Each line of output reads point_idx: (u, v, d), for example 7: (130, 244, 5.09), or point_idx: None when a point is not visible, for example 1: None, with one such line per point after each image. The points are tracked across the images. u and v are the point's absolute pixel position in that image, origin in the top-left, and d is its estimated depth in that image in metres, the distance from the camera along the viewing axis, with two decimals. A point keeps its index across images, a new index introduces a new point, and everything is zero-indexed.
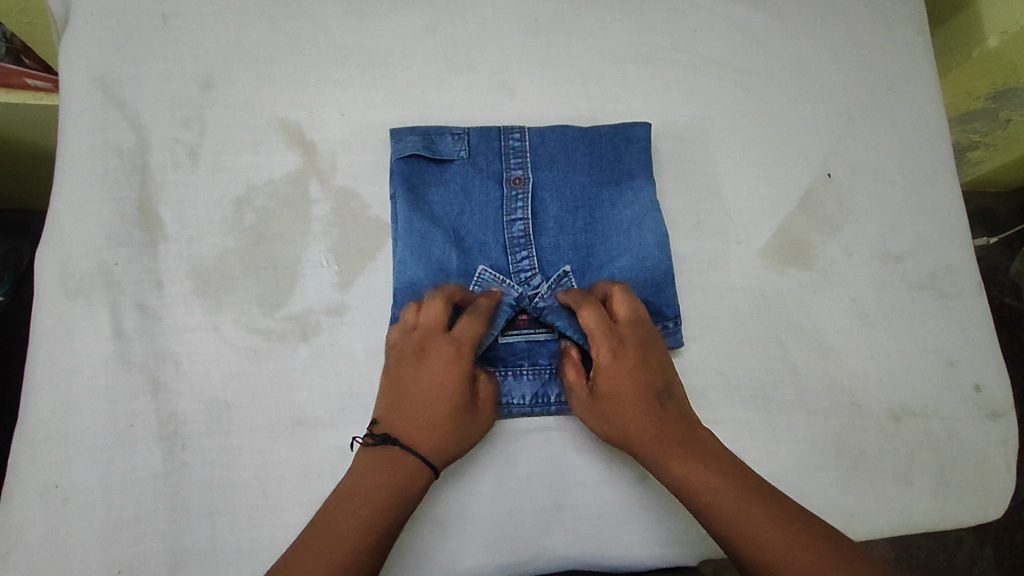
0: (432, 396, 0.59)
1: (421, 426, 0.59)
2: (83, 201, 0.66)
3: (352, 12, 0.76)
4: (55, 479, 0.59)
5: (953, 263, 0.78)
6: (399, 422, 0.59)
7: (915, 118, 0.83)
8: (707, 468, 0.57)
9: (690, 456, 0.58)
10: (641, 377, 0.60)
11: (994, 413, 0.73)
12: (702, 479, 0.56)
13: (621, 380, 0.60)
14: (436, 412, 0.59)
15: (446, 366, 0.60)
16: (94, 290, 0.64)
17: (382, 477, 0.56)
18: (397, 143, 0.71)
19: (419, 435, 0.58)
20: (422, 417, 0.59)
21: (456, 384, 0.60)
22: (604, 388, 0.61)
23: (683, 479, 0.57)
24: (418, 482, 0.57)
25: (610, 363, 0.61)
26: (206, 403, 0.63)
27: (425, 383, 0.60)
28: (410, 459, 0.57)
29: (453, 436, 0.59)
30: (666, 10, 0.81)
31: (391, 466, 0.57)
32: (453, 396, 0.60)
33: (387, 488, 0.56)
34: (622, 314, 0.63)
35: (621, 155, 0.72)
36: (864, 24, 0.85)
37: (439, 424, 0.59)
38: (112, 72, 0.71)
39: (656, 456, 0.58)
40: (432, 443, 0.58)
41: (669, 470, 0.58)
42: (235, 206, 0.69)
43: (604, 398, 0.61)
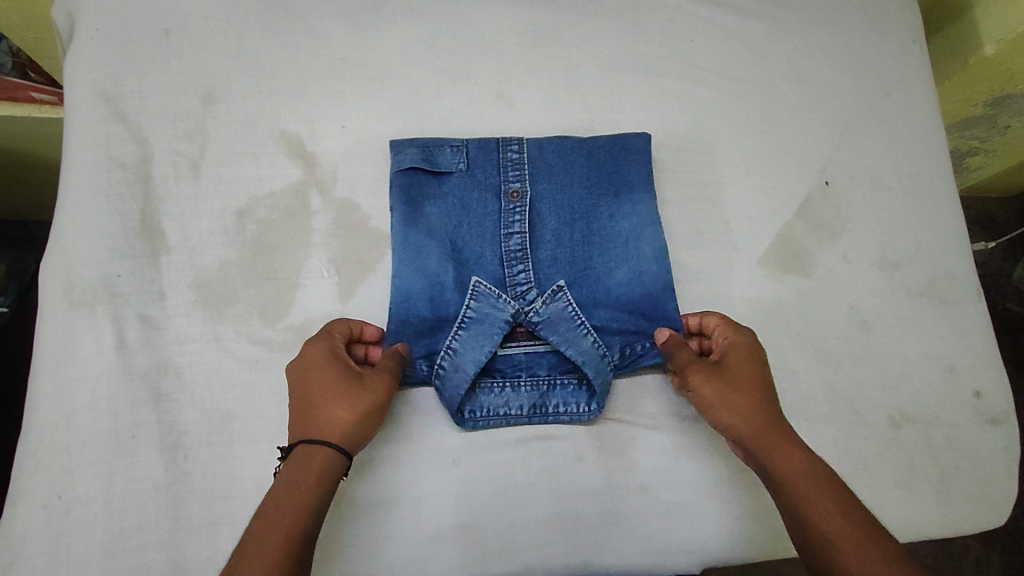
0: (304, 395, 0.59)
1: (314, 419, 0.57)
2: (86, 213, 0.67)
3: (352, 25, 0.77)
4: (57, 490, 0.59)
5: (951, 270, 0.78)
6: (295, 429, 0.57)
7: (911, 125, 0.83)
8: (813, 468, 0.57)
9: (797, 452, 0.58)
10: (765, 368, 0.63)
11: (995, 420, 0.73)
12: (803, 476, 0.56)
13: (746, 360, 0.63)
14: (313, 403, 0.58)
15: (312, 359, 0.60)
16: (97, 302, 0.64)
17: (290, 479, 0.54)
18: (397, 155, 0.71)
19: (315, 427, 0.57)
20: (311, 413, 0.57)
21: (317, 373, 0.59)
22: (731, 362, 0.63)
23: (789, 470, 0.57)
24: (326, 468, 0.55)
25: (740, 346, 0.64)
26: (208, 414, 0.64)
27: (296, 390, 0.59)
28: (311, 453, 0.55)
29: (336, 414, 0.57)
30: (662, 21, 0.82)
31: (292, 468, 0.54)
32: (322, 382, 0.58)
33: (301, 483, 0.54)
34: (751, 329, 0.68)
35: (620, 166, 0.73)
36: (860, 33, 0.86)
37: (328, 407, 0.57)
38: (115, 87, 0.72)
39: (765, 442, 0.59)
40: (328, 429, 0.56)
41: (773, 459, 0.58)
42: (236, 217, 0.70)
43: (732, 369, 0.62)
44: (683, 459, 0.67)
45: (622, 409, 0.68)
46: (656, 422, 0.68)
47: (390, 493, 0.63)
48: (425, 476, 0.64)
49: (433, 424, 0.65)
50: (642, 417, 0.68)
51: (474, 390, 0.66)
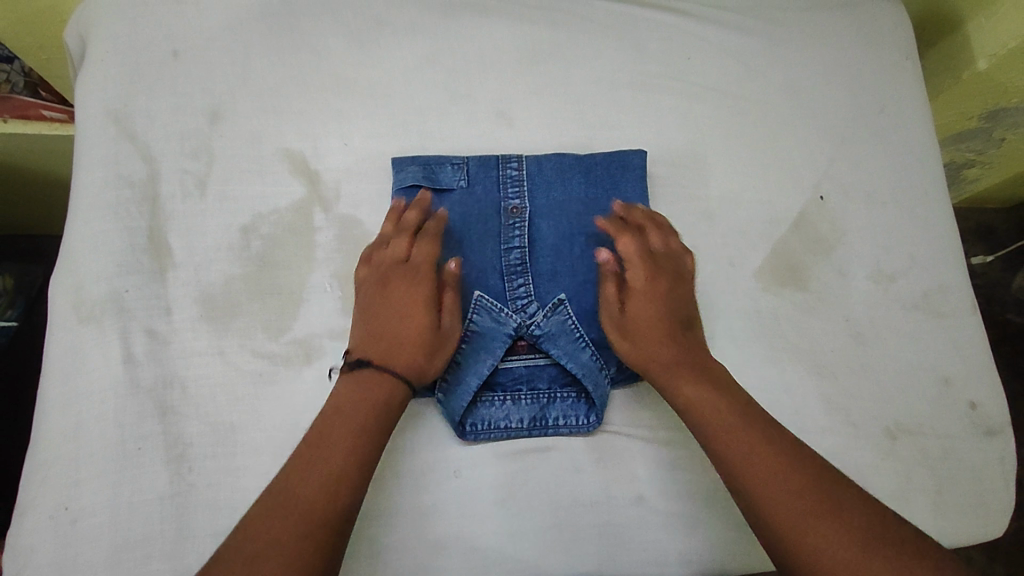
0: (401, 318, 0.63)
1: (395, 349, 0.62)
2: (96, 230, 0.69)
3: (355, 45, 0.79)
4: (64, 501, 0.60)
5: (945, 282, 0.79)
6: (372, 347, 0.62)
7: (905, 140, 0.84)
8: (714, 400, 0.60)
9: (701, 384, 0.61)
10: (670, 303, 0.66)
11: (990, 431, 0.73)
12: (716, 416, 0.59)
13: (655, 297, 0.66)
14: (407, 333, 0.63)
15: (410, 290, 0.65)
16: (105, 316, 0.66)
17: (357, 397, 0.59)
18: (399, 173, 0.73)
19: (393, 356, 0.62)
20: (394, 341, 0.62)
21: (421, 304, 0.64)
22: (631, 309, 0.66)
23: (696, 403, 0.61)
24: (393, 400, 0.60)
25: (646, 285, 0.66)
26: (213, 426, 0.65)
27: (394, 307, 0.64)
28: (382, 378, 0.60)
29: (423, 356, 0.62)
30: (658, 39, 0.84)
31: (363, 387, 0.60)
32: (421, 317, 0.63)
33: (361, 414, 0.58)
34: (659, 244, 0.69)
35: (617, 182, 0.74)
36: (854, 49, 0.87)
37: (411, 341, 0.62)
38: (124, 106, 0.74)
39: (669, 376, 0.63)
40: (405, 365, 0.61)
41: (680, 392, 0.62)
42: (241, 233, 0.72)
43: (636, 317, 0.65)
44: (680, 471, 0.68)
45: (620, 421, 0.69)
46: (653, 434, 0.69)
47: (392, 505, 0.64)
48: (425, 488, 0.64)
49: (434, 436, 0.66)
50: (640, 429, 0.69)
51: (475, 404, 0.67)
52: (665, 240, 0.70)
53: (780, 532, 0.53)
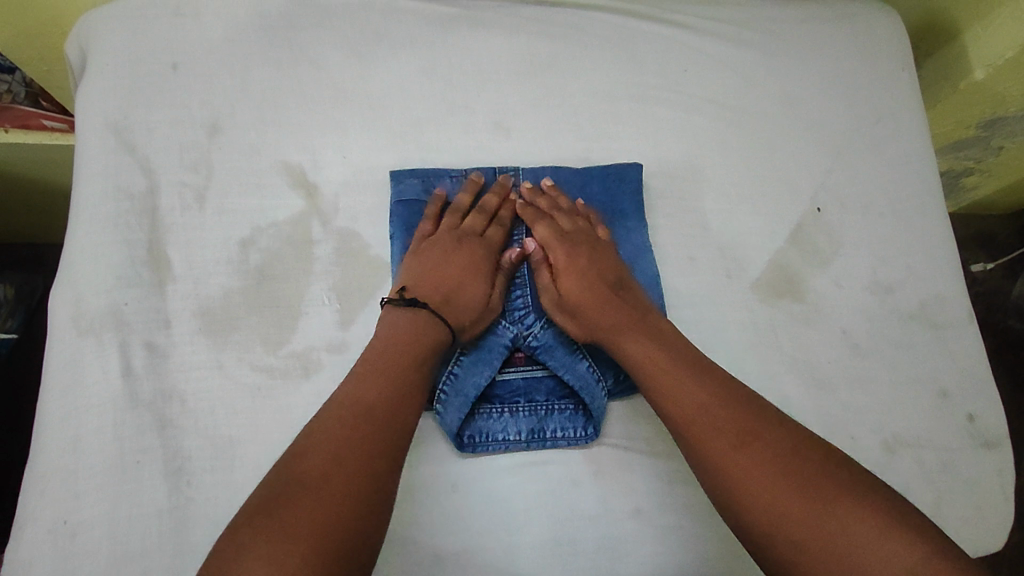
0: (460, 280, 0.68)
1: (455, 304, 0.66)
2: (96, 243, 0.69)
3: (353, 58, 0.79)
4: (63, 515, 0.61)
5: (943, 294, 0.79)
6: (431, 293, 0.66)
7: (901, 151, 0.85)
8: (654, 352, 0.64)
9: (642, 337, 0.65)
10: (594, 275, 0.69)
11: (988, 443, 0.73)
12: (654, 372, 0.63)
13: (578, 266, 0.69)
14: (463, 294, 0.67)
15: (479, 260, 0.70)
16: (105, 330, 0.66)
17: (414, 332, 0.63)
18: (398, 185, 0.74)
19: (450, 308, 0.66)
20: (454, 296, 0.67)
21: (482, 276, 0.69)
22: (563, 289, 0.69)
23: (636, 360, 0.64)
24: (441, 346, 0.64)
25: (565, 258, 0.70)
26: (211, 439, 0.65)
27: (457, 268, 0.68)
28: (439, 323, 0.64)
29: (467, 321, 0.67)
30: (655, 51, 0.84)
31: (421, 324, 0.64)
32: (477, 286, 0.68)
33: (412, 349, 0.62)
34: (568, 223, 0.72)
35: (614, 196, 0.76)
36: (851, 61, 0.88)
37: (468, 300, 0.67)
38: (124, 119, 0.75)
39: (609, 335, 0.66)
40: (459, 321, 0.66)
41: (622, 351, 0.66)
42: (240, 246, 0.72)
43: (570, 295, 0.68)
44: (678, 484, 0.68)
45: (618, 434, 0.69)
46: (651, 448, 0.69)
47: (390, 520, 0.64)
48: (423, 502, 0.64)
49: (432, 450, 0.66)
50: (638, 441, 0.69)
51: (473, 415, 0.67)
52: (572, 217, 0.72)
53: (758, 520, 0.53)
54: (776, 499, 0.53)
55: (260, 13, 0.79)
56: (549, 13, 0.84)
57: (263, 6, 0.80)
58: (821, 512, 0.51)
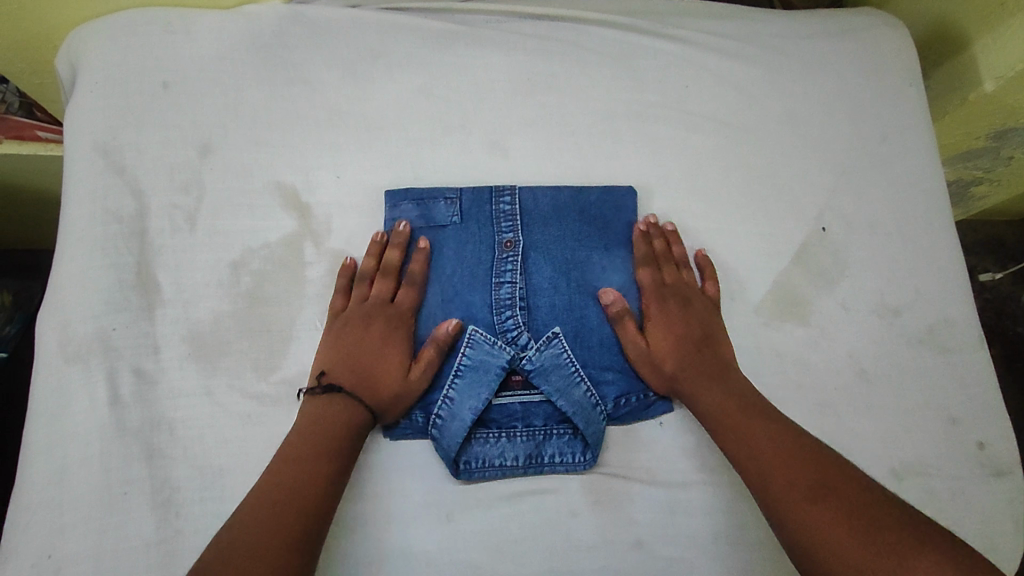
0: (376, 357, 0.66)
1: (369, 385, 0.64)
2: (84, 267, 0.68)
3: (348, 75, 0.78)
4: (47, 549, 0.59)
5: (952, 317, 0.77)
6: (346, 375, 0.65)
7: (909, 169, 0.82)
8: (734, 405, 0.63)
9: (719, 389, 0.65)
10: (685, 330, 0.69)
11: (1000, 472, 0.71)
12: (728, 417, 0.63)
13: (670, 318, 0.70)
14: (379, 373, 0.65)
15: (391, 335, 0.67)
16: (92, 357, 0.65)
17: (325, 420, 0.61)
18: (392, 209, 0.72)
19: (365, 389, 0.64)
20: (369, 377, 0.65)
21: (398, 349, 0.67)
22: (652, 337, 0.69)
23: (713, 411, 0.64)
24: (358, 429, 0.62)
25: (658, 309, 0.70)
26: (201, 469, 0.63)
27: (372, 346, 0.66)
28: (353, 407, 0.63)
29: (387, 397, 0.64)
30: (656, 67, 0.82)
31: (334, 410, 0.62)
32: (394, 361, 0.66)
33: (324, 439, 0.60)
34: (673, 277, 0.72)
35: (610, 221, 0.74)
36: (857, 76, 0.86)
37: (386, 377, 0.65)
38: (114, 139, 0.73)
39: (686, 386, 0.66)
40: (375, 401, 0.64)
41: (698, 402, 0.65)
42: (231, 269, 0.70)
43: (657, 344, 0.69)
44: (679, 515, 0.66)
45: (617, 463, 0.67)
46: (652, 477, 0.67)
47: (381, 552, 0.62)
48: (417, 534, 0.63)
49: (427, 479, 0.65)
50: (636, 470, 0.67)
51: (469, 440, 0.65)
52: (678, 272, 0.73)
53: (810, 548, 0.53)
54: (827, 540, 0.52)
55: (254, 31, 0.78)
56: (548, 29, 0.83)
57: (257, 24, 0.78)
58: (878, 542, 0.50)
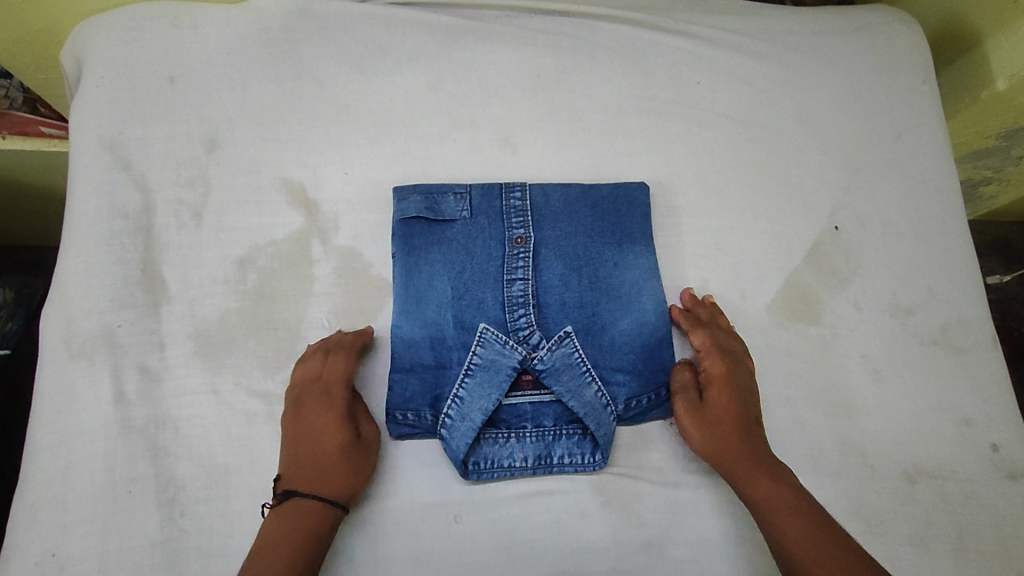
0: (320, 443, 0.61)
1: (321, 477, 0.60)
2: (90, 263, 0.67)
3: (355, 70, 0.77)
4: (52, 548, 0.58)
5: (965, 317, 0.76)
6: (297, 475, 0.60)
7: (922, 167, 0.82)
8: (785, 498, 0.60)
9: (767, 476, 0.61)
10: (744, 400, 0.65)
11: (1014, 474, 0.70)
12: (777, 513, 0.59)
13: (728, 384, 0.66)
14: (328, 458, 0.61)
15: (326, 413, 0.62)
16: (98, 354, 0.64)
17: (288, 532, 0.57)
18: (400, 203, 0.71)
19: (319, 481, 0.60)
20: (319, 467, 0.60)
21: (338, 425, 0.62)
22: (711, 399, 0.65)
23: (761, 502, 0.60)
24: (328, 525, 0.59)
25: (721, 371, 0.66)
26: (206, 468, 0.63)
27: (312, 432, 0.62)
28: (312, 507, 0.58)
29: (347, 477, 0.60)
30: (667, 64, 0.81)
31: (293, 519, 0.58)
32: (339, 440, 0.61)
33: (288, 555, 0.56)
34: (733, 343, 0.69)
35: (623, 217, 0.72)
36: (869, 73, 0.85)
37: (337, 461, 0.60)
38: (119, 135, 0.73)
39: (733, 460, 0.62)
40: (332, 489, 0.60)
41: (746, 489, 0.61)
42: (238, 266, 0.70)
43: (713, 408, 0.65)
44: (690, 516, 0.65)
45: (628, 463, 0.67)
46: (662, 477, 0.66)
47: (389, 552, 0.61)
48: (424, 534, 0.62)
49: (436, 478, 0.64)
50: (647, 471, 0.66)
51: (478, 441, 0.65)
52: (731, 337, 0.69)
53: None
54: None
55: (262, 26, 0.77)
56: (558, 25, 0.82)
57: (264, 19, 0.78)
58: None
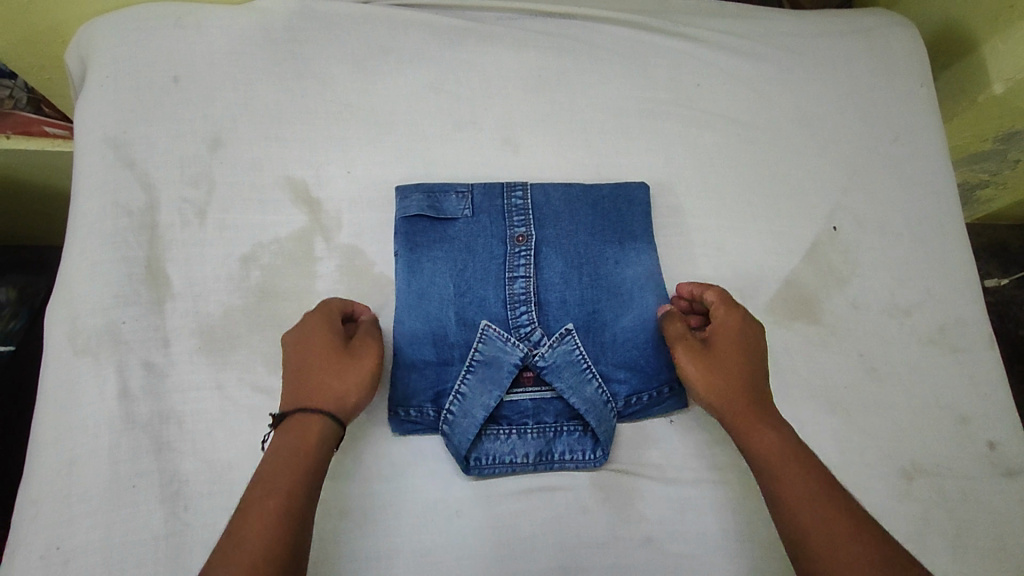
0: (303, 359, 0.60)
1: (309, 390, 0.59)
2: (94, 260, 0.68)
3: (358, 70, 0.78)
4: (56, 541, 0.59)
5: (963, 317, 0.77)
6: (287, 397, 0.59)
7: (919, 168, 0.82)
8: (789, 451, 0.57)
9: (771, 429, 0.59)
10: (753, 350, 0.63)
11: (1010, 472, 0.71)
12: (777, 466, 0.57)
13: (734, 331, 0.64)
14: (314, 371, 0.60)
15: (306, 332, 0.62)
16: (102, 350, 0.65)
17: (283, 450, 0.55)
18: (402, 201, 0.71)
19: (309, 395, 0.59)
20: (306, 382, 0.59)
21: (320, 337, 0.61)
22: (717, 345, 0.64)
23: (764, 456, 0.58)
24: (324, 437, 0.57)
25: (728, 320, 0.65)
26: (210, 463, 0.63)
27: (295, 353, 0.61)
28: (304, 418, 0.57)
29: (337, 384, 0.59)
30: (667, 65, 0.82)
31: (287, 437, 0.56)
32: (322, 351, 0.60)
33: (287, 480, 0.53)
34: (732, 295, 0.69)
35: (623, 216, 0.73)
36: (867, 75, 0.86)
37: (324, 372, 0.60)
38: (124, 133, 0.73)
39: (735, 408, 0.60)
40: (320, 399, 0.58)
41: (749, 442, 0.59)
42: (241, 263, 0.70)
43: (720, 353, 0.63)
44: (690, 512, 0.65)
45: (628, 459, 0.67)
46: (662, 474, 0.67)
47: (392, 546, 0.62)
48: (426, 528, 0.62)
49: (438, 474, 0.65)
50: (647, 467, 0.67)
51: (480, 437, 0.65)
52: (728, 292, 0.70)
53: None
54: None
55: (266, 26, 0.78)
56: (559, 27, 0.83)
57: (268, 19, 0.79)
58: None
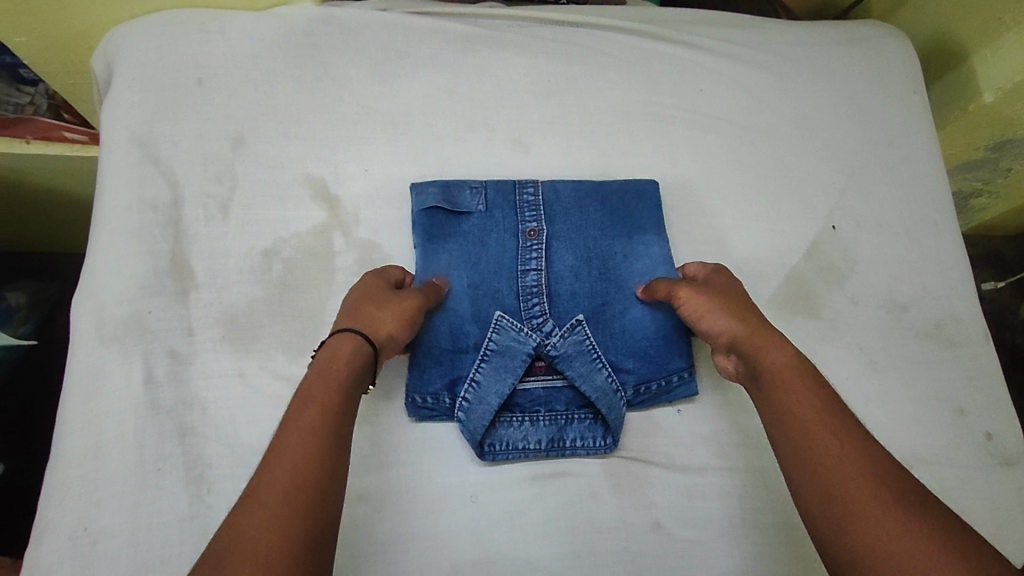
0: (352, 298, 0.64)
1: (350, 316, 0.62)
2: (121, 252, 0.70)
3: (375, 74, 0.81)
4: (83, 523, 0.60)
5: (959, 313, 0.79)
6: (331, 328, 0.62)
7: (914, 170, 0.86)
8: (800, 367, 0.57)
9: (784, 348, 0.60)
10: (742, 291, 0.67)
11: (1007, 462, 0.73)
12: (788, 382, 0.57)
13: (723, 277, 0.69)
14: (358, 304, 0.63)
15: (360, 282, 0.66)
16: (129, 338, 0.67)
17: (320, 366, 0.57)
18: (418, 195, 0.74)
19: (348, 322, 0.61)
20: (349, 312, 0.62)
21: (370, 284, 0.65)
22: (713, 284, 0.67)
23: (775, 371, 0.58)
24: (354, 356, 0.58)
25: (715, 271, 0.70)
26: (232, 448, 0.65)
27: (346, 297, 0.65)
28: (342, 337, 0.59)
29: (376, 315, 0.62)
30: (670, 72, 0.86)
31: (324, 356, 0.58)
32: (369, 292, 0.64)
33: (323, 392, 0.55)
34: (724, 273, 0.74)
35: (632, 211, 0.76)
36: (862, 82, 0.89)
37: (367, 304, 0.63)
38: (150, 133, 0.76)
39: (746, 327, 0.62)
40: (359, 325, 0.61)
41: (760, 359, 0.59)
42: (263, 257, 0.73)
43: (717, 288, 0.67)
44: (699, 498, 0.67)
45: (637, 448, 0.69)
46: (671, 461, 0.69)
47: (409, 529, 0.63)
48: (443, 513, 0.64)
49: (454, 460, 0.67)
50: (656, 455, 0.69)
51: (494, 424, 0.67)
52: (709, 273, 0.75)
53: (827, 501, 0.49)
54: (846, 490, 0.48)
55: (286, 31, 0.82)
56: (567, 34, 0.86)
57: (289, 25, 0.82)
58: (914, 572, 0.43)
